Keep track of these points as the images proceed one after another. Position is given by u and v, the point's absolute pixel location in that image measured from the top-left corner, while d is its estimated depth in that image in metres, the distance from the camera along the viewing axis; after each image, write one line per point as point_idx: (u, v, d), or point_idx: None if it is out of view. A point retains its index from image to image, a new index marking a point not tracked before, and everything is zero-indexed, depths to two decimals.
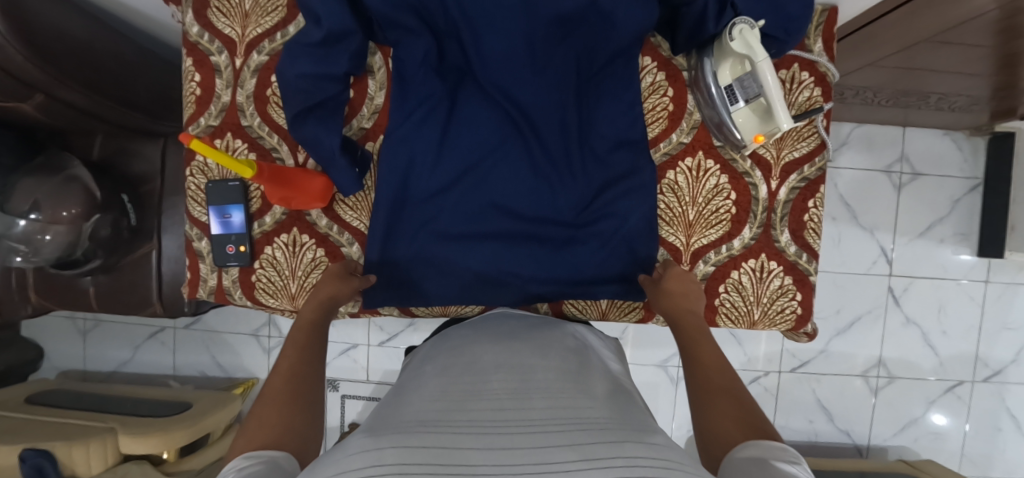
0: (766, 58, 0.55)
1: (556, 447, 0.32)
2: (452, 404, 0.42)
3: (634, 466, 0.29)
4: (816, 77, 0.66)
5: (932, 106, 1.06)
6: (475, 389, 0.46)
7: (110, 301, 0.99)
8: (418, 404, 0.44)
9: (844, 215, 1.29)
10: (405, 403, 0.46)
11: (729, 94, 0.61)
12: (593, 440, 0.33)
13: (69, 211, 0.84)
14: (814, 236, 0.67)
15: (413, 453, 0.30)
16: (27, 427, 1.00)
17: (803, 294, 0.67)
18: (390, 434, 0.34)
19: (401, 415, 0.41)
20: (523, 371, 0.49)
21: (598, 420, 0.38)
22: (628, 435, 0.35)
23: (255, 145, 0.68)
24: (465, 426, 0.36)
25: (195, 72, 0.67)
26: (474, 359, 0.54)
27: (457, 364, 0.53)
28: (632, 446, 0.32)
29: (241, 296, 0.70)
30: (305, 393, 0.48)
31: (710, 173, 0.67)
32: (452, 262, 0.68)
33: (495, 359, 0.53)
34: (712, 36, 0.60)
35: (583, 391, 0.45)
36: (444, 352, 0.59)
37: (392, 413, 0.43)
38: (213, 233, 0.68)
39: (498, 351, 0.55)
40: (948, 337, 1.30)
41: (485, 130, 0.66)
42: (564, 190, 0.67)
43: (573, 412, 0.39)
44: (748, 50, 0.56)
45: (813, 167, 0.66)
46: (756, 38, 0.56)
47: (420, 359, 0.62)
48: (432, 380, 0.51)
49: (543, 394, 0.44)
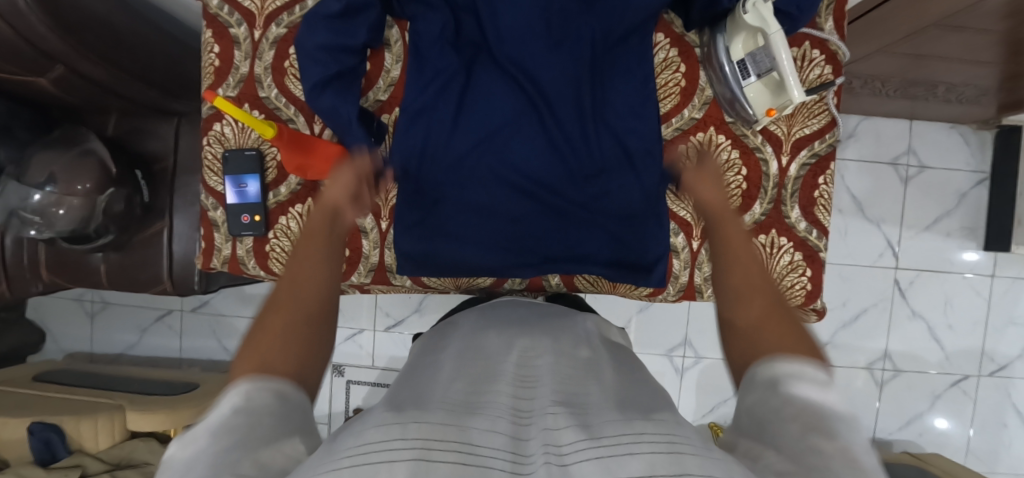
0: (778, 32, 0.56)
1: (566, 428, 0.31)
2: (473, 387, 0.41)
3: (647, 444, 0.28)
4: (826, 55, 0.66)
5: (939, 96, 1.06)
6: (490, 372, 0.45)
7: (120, 279, 1.00)
8: (439, 385, 0.42)
9: (850, 208, 1.29)
10: (421, 385, 0.44)
11: (740, 69, 0.62)
12: (606, 420, 0.32)
13: (84, 185, 0.85)
14: (825, 212, 0.67)
15: (434, 430, 0.29)
16: (35, 403, 1.01)
17: (813, 270, 0.67)
18: (407, 412, 0.33)
19: (421, 395, 0.40)
20: (529, 358, 0.49)
21: (601, 404, 0.38)
22: (635, 415, 0.34)
23: (272, 116, 0.69)
24: (486, 409, 0.35)
25: (214, 43, 0.68)
26: (485, 343, 0.53)
27: (469, 347, 0.52)
28: (640, 425, 0.31)
29: (255, 266, 0.70)
30: (313, 320, 0.44)
31: (721, 148, 0.68)
32: (467, 240, 0.69)
33: (506, 344, 0.53)
34: (725, 10, 0.61)
35: (589, 376, 0.46)
36: (457, 338, 0.58)
37: (410, 393, 0.41)
38: (228, 202, 0.68)
39: (506, 337, 0.55)
40: (954, 330, 1.30)
41: (500, 107, 0.67)
42: (575, 170, 0.67)
43: (577, 399, 0.39)
44: (761, 23, 0.57)
45: (823, 144, 0.66)
46: (770, 10, 0.56)
47: (428, 344, 0.60)
48: (448, 363, 0.49)
49: (559, 375, 0.44)
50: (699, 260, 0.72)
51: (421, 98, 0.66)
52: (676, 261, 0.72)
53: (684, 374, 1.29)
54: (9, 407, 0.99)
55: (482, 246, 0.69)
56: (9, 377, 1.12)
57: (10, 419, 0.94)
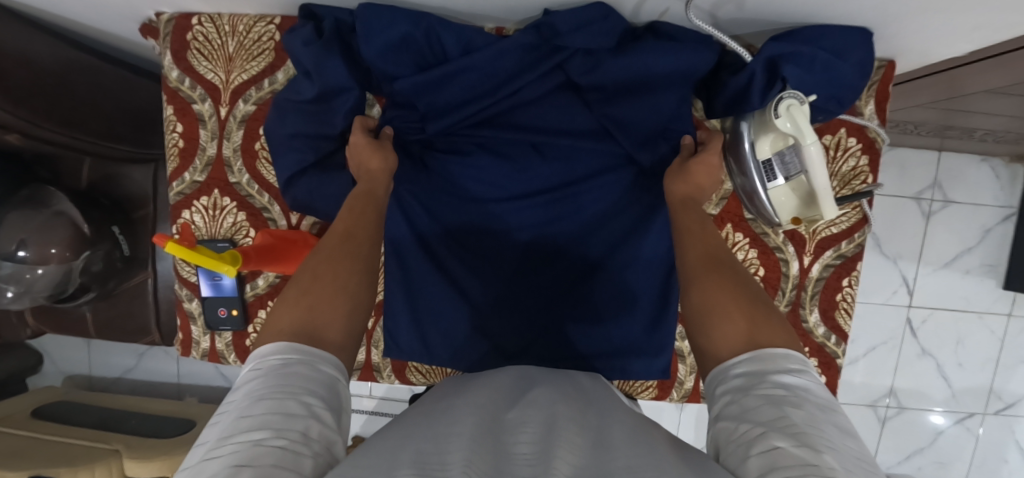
0: (817, 146, 0.49)
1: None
2: (495, 449, 0.32)
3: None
4: (864, 143, 0.59)
5: (976, 138, 0.98)
6: (512, 431, 0.36)
7: (107, 328, 0.97)
8: (454, 436, 0.33)
9: (867, 244, 1.23)
10: (433, 430, 0.35)
11: (766, 170, 0.54)
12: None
13: (57, 248, 0.81)
14: (846, 316, 0.61)
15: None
16: (33, 448, 1.01)
17: (827, 377, 0.63)
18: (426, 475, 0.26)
19: (441, 449, 0.31)
20: (537, 412, 0.39)
21: (619, 469, 0.29)
22: (652, 461, 0.28)
23: (244, 204, 0.63)
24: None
25: (177, 121, 0.61)
26: (519, 395, 0.44)
27: (496, 395, 0.43)
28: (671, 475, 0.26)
29: (236, 360, 0.66)
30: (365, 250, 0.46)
31: (738, 247, 0.61)
32: (462, 320, 0.64)
33: (531, 396, 0.44)
34: (754, 109, 0.54)
35: (596, 442, 0.35)
36: (482, 383, 0.48)
37: (426, 443, 0.32)
38: (203, 295, 0.64)
39: (530, 392, 0.45)
40: (963, 369, 1.27)
41: (497, 183, 0.62)
42: (576, 246, 0.63)
43: (594, 469, 0.30)
44: (797, 130, 0.49)
45: (851, 244, 0.60)
46: (806, 115, 0.49)
47: (447, 388, 0.50)
48: (469, 406, 0.40)
49: (568, 439, 0.34)
50: None
51: (419, 187, 0.63)
52: (681, 366, 0.66)
53: (684, 409, 1.27)
54: (6, 452, 0.99)
55: (481, 328, 0.64)
56: (7, 414, 1.12)
57: (7, 466, 0.95)
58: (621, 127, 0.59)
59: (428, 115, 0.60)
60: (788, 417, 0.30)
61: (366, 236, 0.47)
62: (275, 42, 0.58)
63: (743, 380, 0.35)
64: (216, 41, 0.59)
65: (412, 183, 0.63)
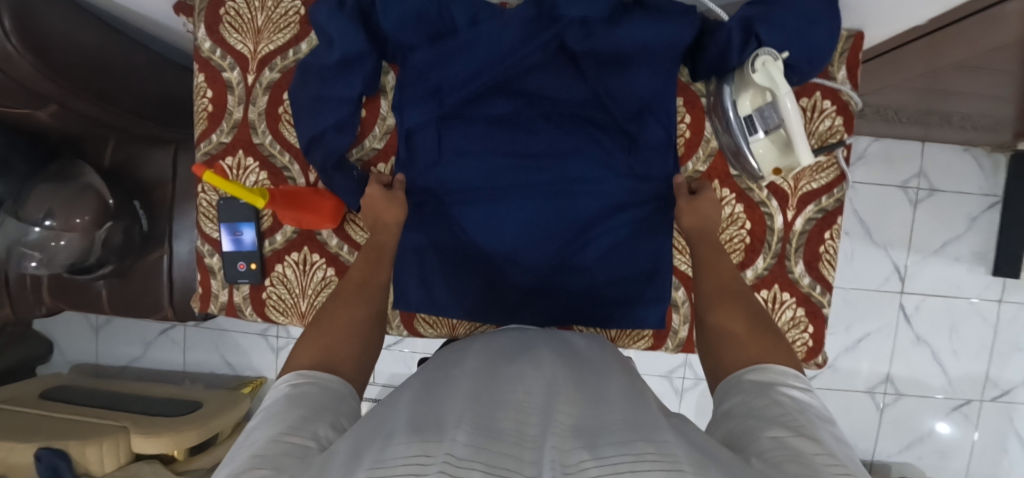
0: (790, 97, 0.54)
1: (575, 449, 0.29)
2: (486, 402, 0.37)
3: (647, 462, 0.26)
4: (838, 105, 0.64)
5: (954, 125, 1.03)
6: (498, 387, 0.41)
7: (120, 305, 0.99)
8: (449, 399, 0.38)
9: (858, 232, 1.26)
10: (430, 397, 0.40)
11: (747, 125, 0.59)
12: (617, 441, 0.30)
13: (82, 218, 0.84)
14: (829, 267, 0.66)
15: (460, 448, 0.27)
16: (42, 424, 1.03)
17: (814, 326, 0.67)
18: (428, 431, 0.30)
19: (436, 412, 0.36)
20: (540, 372, 0.44)
21: (611, 423, 0.34)
22: (635, 431, 0.31)
23: (266, 164, 0.68)
24: (507, 430, 0.32)
25: (207, 87, 0.67)
26: (504, 360, 0.49)
27: (486, 361, 0.48)
28: (639, 443, 0.28)
29: (252, 313, 0.70)
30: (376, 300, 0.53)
31: (725, 202, 0.65)
32: (466, 290, 0.66)
33: (522, 361, 0.49)
34: (734, 67, 0.59)
35: (593, 396, 0.40)
36: (472, 348, 0.53)
37: (423, 407, 0.37)
38: (224, 250, 0.68)
39: (521, 357, 0.50)
40: (958, 356, 1.28)
41: (496, 148, 0.64)
42: (572, 208, 0.65)
43: (589, 422, 0.35)
44: (770, 83, 0.54)
45: (830, 199, 0.64)
46: (780, 69, 0.54)
47: (439, 360, 0.55)
48: (463, 374, 0.45)
49: (567, 394, 0.39)
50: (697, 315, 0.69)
51: (418, 153, 0.64)
52: (676, 316, 0.69)
53: (682, 395, 1.29)
54: (16, 428, 1.00)
55: (485, 297, 0.66)
56: (17, 395, 1.13)
57: (18, 441, 0.96)
58: (614, 99, 0.60)
59: (442, 90, 0.60)
60: (785, 413, 0.34)
61: (377, 285, 0.55)
62: (300, 16, 0.64)
63: (748, 387, 0.39)
64: (247, 16, 0.65)
65: (417, 149, 0.64)
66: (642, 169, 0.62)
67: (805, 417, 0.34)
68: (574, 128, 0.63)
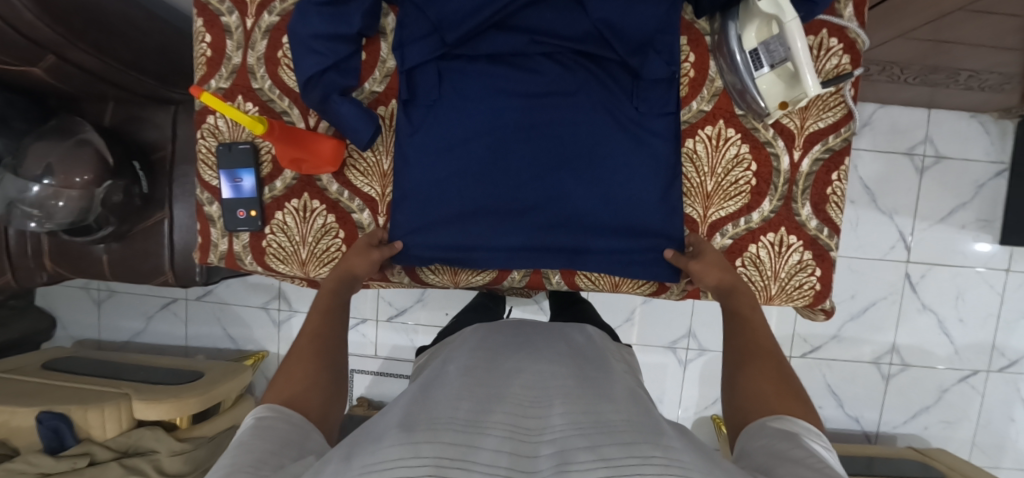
0: (796, 24, 0.52)
1: (576, 449, 0.32)
2: (478, 405, 0.39)
3: (654, 465, 0.29)
4: (845, 43, 0.63)
5: (960, 85, 1.01)
6: (488, 390, 0.44)
7: (122, 269, 0.99)
8: (443, 401, 0.40)
9: (863, 199, 1.25)
10: (423, 400, 0.42)
11: (753, 59, 0.58)
12: (619, 440, 0.33)
13: (83, 176, 0.83)
14: (837, 210, 0.65)
15: (445, 447, 0.30)
16: (44, 390, 1.02)
17: (822, 270, 0.66)
18: (419, 428, 0.33)
19: (428, 412, 0.38)
20: (544, 379, 0.47)
21: (616, 423, 0.37)
22: (644, 435, 0.34)
23: (265, 108, 0.67)
24: (494, 428, 0.35)
25: (204, 32, 0.66)
26: (496, 363, 0.52)
27: (478, 365, 0.51)
28: (646, 446, 0.31)
29: (252, 261, 0.70)
30: (332, 352, 0.52)
31: (730, 142, 0.64)
32: (472, 248, 0.66)
33: (516, 364, 0.51)
34: None
35: (600, 396, 0.43)
36: (463, 353, 0.56)
37: (416, 408, 0.39)
38: (224, 197, 0.67)
39: (518, 359, 0.53)
40: (964, 325, 1.27)
41: (498, 88, 0.64)
42: (571, 152, 0.64)
43: (592, 416, 0.38)
44: (776, 10, 0.53)
45: (837, 138, 0.64)
46: None
47: (432, 366, 0.57)
48: (456, 378, 0.47)
49: (571, 402, 0.41)
50: None
51: (420, 92, 0.64)
52: None
53: (686, 366, 1.28)
54: (18, 394, 1.00)
55: (491, 256, 0.66)
56: (20, 365, 1.13)
57: (18, 405, 0.96)
58: (615, 32, 0.60)
59: (442, 26, 0.60)
60: (809, 456, 0.34)
61: (332, 334, 0.54)
62: None
63: (759, 435, 0.39)
64: None
65: (424, 94, 0.64)
66: (643, 106, 0.63)
67: (827, 463, 0.34)
68: (575, 67, 0.63)
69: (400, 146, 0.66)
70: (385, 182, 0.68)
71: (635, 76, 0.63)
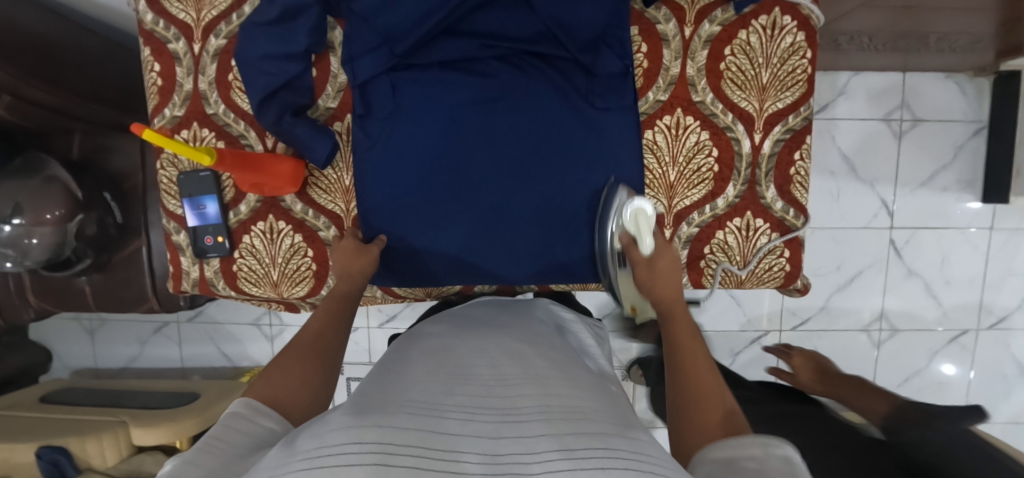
0: (653, 246, 0.55)
1: (537, 437, 0.27)
2: (444, 387, 0.36)
3: (619, 459, 0.25)
4: (798, 21, 0.61)
5: (932, 47, 1.00)
6: (437, 372, 0.41)
7: (107, 300, 0.99)
8: (408, 383, 0.38)
9: (843, 169, 1.24)
10: (388, 383, 0.39)
11: (617, 257, 0.61)
12: (585, 430, 0.29)
13: (53, 212, 0.83)
14: (801, 189, 0.65)
15: (398, 433, 0.25)
16: (43, 425, 1.03)
17: (790, 250, 0.66)
18: (372, 412, 0.28)
19: (388, 393, 0.35)
20: (513, 358, 0.45)
21: (581, 410, 0.34)
22: (608, 428, 0.30)
23: (222, 133, 0.67)
24: (456, 411, 0.31)
25: (154, 61, 0.66)
26: (463, 343, 0.50)
27: (445, 347, 0.49)
28: (616, 441, 0.28)
29: (225, 287, 0.70)
30: (332, 354, 0.51)
31: (690, 130, 0.64)
32: (441, 247, 0.66)
33: (483, 343, 0.49)
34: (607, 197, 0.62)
35: (570, 379, 0.41)
36: (426, 339, 0.53)
37: (379, 390, 0.37)
38: (190, 225, 0.68)
39: (485, 339, 0.51)
40: (952, 286, 1.27)
41: (454, 96, 0.63)
42: (531, 150, 0.64)
43: (563, 403, 0.35)
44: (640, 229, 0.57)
45: (797, 117, 0.63)
46: (649, 223, 0.56)
47: (401, 347, 0.55)
48: (418, 365, 0.44)
49: (552, 381, 0.39)
50: (673, 250, 0.67)
51: (373, 105, 0.64)
52: None
53: None
54: (18, 430, 1.01)
55: (463, 254, 0.66)
56: (18, 401, 1.14)
57: (18, 441, 0.97)
58: (564, 31, 0.59)
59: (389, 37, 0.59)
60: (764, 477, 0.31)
61: (336, 337, 0.53)
62: None
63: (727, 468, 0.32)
64: None
65: (379, 107, 0.64)
66: (598, 101, 0.62)
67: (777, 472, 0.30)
68: (528, 68, 0.63)
69: (358, 155, 0.65)
70: (349, 197, 0.67)
71: (588, 72, 0.63)
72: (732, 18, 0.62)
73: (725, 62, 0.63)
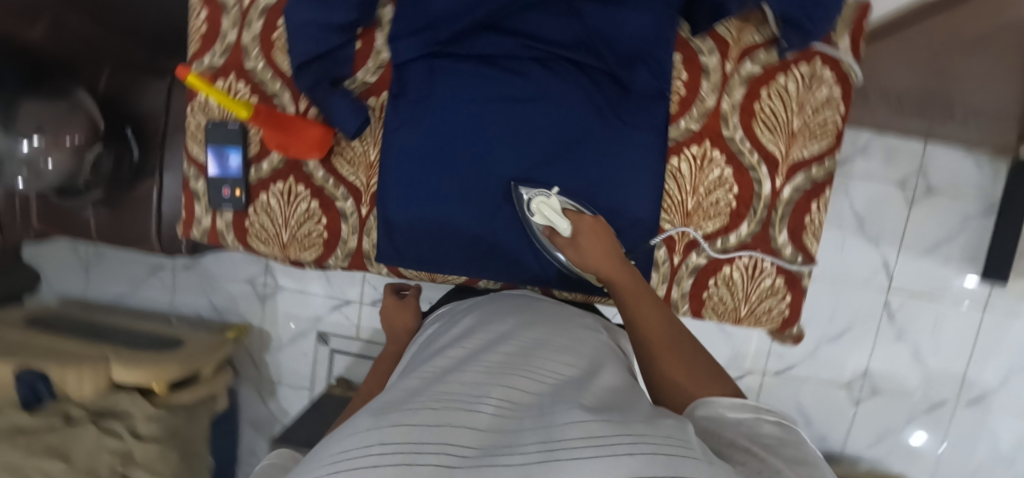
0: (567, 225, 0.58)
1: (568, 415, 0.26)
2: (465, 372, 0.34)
3: (647, 436, 0.23)
4: (836, 75, 0.63)
5: (956, 120, 1.02)
6: (456, 356, 0.40)
7: (110, 235, 0.98)
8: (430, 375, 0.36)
9: (851, 225, 1.26)
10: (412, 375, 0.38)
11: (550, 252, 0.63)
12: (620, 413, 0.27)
13: (72, 139, 0.84)
14: (812, 238, 0.67)
15: (416, 431, 0.25)
16: (24, 346, 1.03)
17: (791, 295, 0.68)
18: (392, 410, 0.29)
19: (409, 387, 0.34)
20: (547, 350, 0.41)
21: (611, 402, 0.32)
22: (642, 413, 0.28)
23: (257, 89, 0.67)
24: (477, 400, 0.30)
25: (203, 9, 0.67)
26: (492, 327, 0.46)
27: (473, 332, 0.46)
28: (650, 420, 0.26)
29: (234, 240, 0.71)
30: None
31: (714, 164, 0.65)
32: (451, 235, 0.67)
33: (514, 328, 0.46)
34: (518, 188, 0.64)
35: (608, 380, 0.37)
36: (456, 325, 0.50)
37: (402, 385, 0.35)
38: (210, 174, 0.68)
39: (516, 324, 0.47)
40: (938, 356, 1.29)
41: (488, 90, 0.64)
42: (554, 155, 0.65)
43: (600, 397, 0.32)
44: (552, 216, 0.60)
45: (819, 169, 0.65)
46: (552, 207, 0.59)
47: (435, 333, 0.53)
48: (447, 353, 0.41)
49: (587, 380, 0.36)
50: (678, 277, 0.68)
51: (409, 88, 0.64)
52: (655, 276, 0.68)
53: None
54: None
55: (472, 245, 0.67)
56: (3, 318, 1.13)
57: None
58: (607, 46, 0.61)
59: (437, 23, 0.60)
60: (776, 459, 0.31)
61: None
62: None
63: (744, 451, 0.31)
64: None
65: (415, 89, 0.65)
66: (629, 119, 0.63)
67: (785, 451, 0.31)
68: (568, 76, 0.63)
69: (386, 133, 0.65)
70: (370, 173, 0.68)
71: (625, 90, 0.64)
72: (773, 61, 0.63)
73: (760, 103, 0.63)
